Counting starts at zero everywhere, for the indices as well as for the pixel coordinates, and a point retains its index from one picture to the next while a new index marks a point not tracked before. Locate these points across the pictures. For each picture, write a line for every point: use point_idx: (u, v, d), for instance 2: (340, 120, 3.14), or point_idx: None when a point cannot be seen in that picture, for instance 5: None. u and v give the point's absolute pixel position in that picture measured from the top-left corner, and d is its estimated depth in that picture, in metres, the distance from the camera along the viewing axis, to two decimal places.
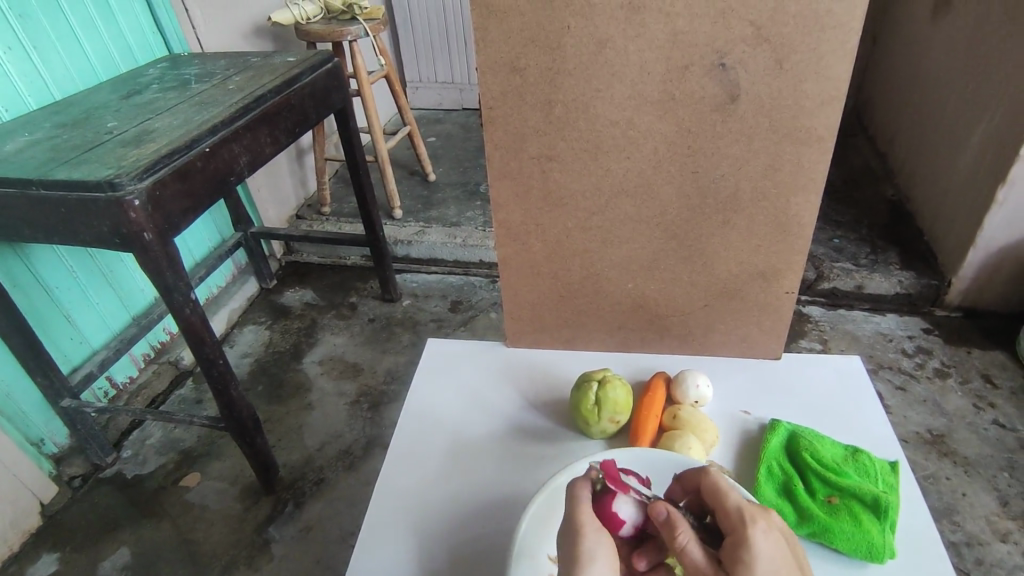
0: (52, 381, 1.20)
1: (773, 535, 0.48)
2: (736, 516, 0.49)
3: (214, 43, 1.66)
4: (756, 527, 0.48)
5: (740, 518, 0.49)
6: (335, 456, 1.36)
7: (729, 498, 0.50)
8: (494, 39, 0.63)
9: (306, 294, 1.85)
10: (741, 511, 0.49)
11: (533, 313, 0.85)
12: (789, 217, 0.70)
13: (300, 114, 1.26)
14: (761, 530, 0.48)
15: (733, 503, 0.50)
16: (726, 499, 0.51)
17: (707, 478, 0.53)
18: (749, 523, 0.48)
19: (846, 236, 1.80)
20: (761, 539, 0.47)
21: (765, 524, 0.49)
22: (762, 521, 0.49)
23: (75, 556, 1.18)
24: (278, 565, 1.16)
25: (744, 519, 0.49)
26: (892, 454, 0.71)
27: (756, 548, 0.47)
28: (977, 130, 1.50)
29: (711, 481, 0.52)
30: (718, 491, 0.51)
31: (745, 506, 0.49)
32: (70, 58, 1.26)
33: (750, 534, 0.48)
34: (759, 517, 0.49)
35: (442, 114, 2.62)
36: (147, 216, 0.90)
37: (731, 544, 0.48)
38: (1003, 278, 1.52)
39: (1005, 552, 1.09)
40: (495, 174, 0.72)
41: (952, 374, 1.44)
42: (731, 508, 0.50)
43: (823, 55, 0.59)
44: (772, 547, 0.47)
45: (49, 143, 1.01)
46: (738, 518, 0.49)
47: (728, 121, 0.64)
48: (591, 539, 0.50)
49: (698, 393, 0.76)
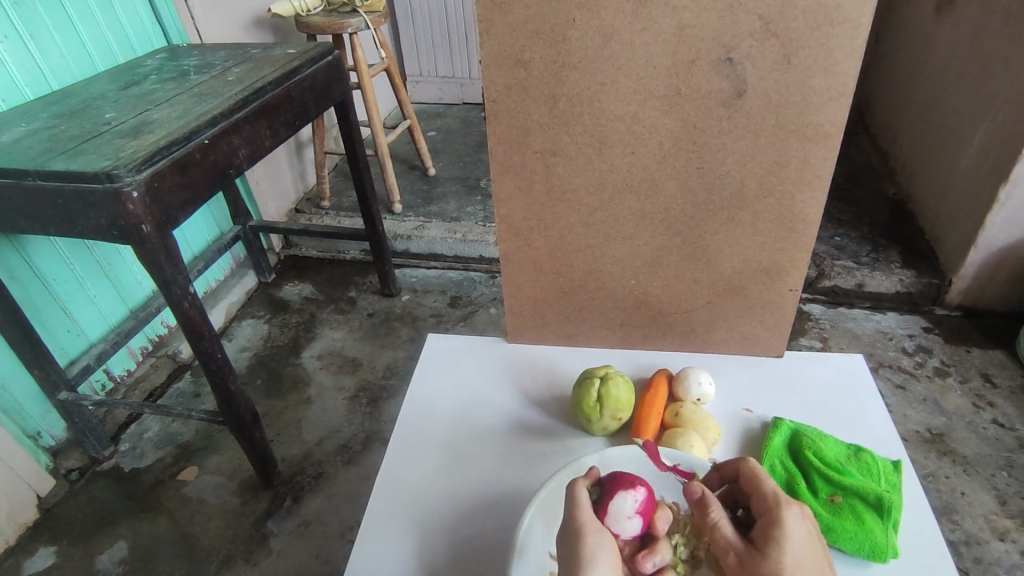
0: (49, 374, 1.20)
1: (805, 522, 0.52)
2: (772, 500, 0.52)
3: (214, 34, 1.64)
4: (790, 511, 0.51)
5: (776, 503, 0.52)
6: (334, 451, 1.35)
7: (766, 484, 0.54)
8: (499, 31, 0.62)
9: (305, 288, 1.84)
10: (776, 494, 0.53)
11: (535, 309, 0.84)
12: (794, 214, 0.69)
13: (300, 106, 1.25)
14: (794, 514, 0.51)
15: (770, 487, 0.53)
16: (762, 485, 0.54)
17: (744, 464, 0.56)
18: (783, 507, 0.52)
19: (847, 234, 1.80)
20: (794, 522, 0.51)
21: (798, 508, 0.52)
22: (795, 506, 0.52)
23: (71, 550, 1.18)
24: (276, 560, 1.16)
25: (780, 503, 0.52)
26: (894, 453, 0.70)
27: (790, 529, 0.50)
28: (980, 128, 1.50)
29: (749, 468, 0.55)
30: (754, 476, 0.55)
31: (780, 492, 0.53)
32: (68, 48, 1.25)
33: (784, 517, 0.51)
34: (793, 503, 0.52)
35: (442, 108, 2.61)
36: (145, 208, 0.89)
37: (765, 526, 0.51)
38: (1004, 277, 1.52)
39: (1003, 551, 1.09)
40: (498, 169, 0.71)
41: (952, 373, 1.44)
42: (767, 493, 0.53)
43: (831, 50, 0.58)
44: (802, 530, 0.51)
45: (46, 133, 1.00)
46: (774, 502, 0.52)
47: (734, 117, 0.64)
48: (592, 540, 0.51)
49: (700, 391, 0.75)
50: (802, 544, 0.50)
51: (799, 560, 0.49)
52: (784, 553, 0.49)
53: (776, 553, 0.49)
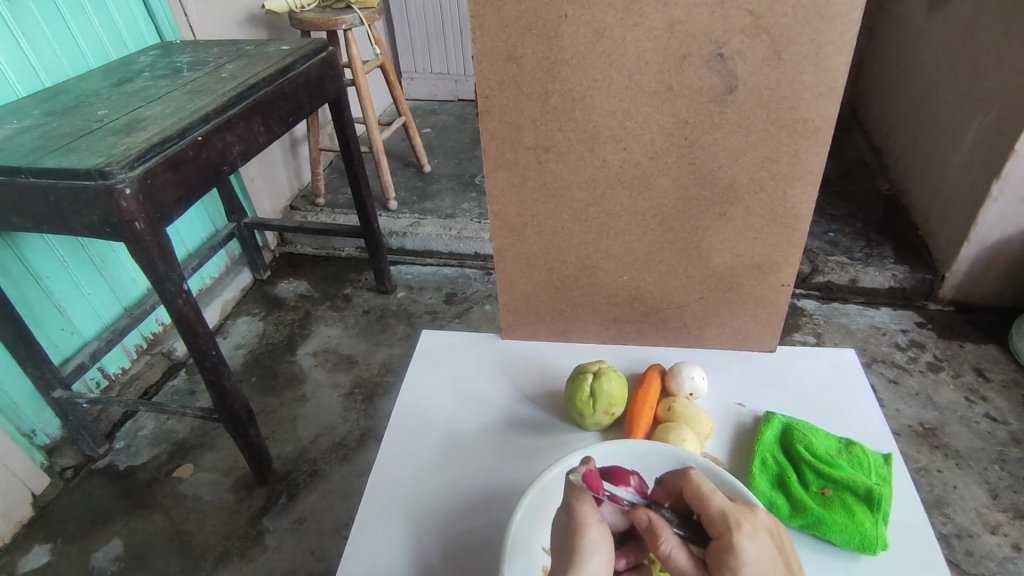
0: (43, 372, 1.19)
1: (760, 539, 0.48)
2: (722, 522, 0.49)
3: (207, 30, 1.64)
4: (742, 533, 0.47)
5: (730, 522, 0.48)
6: (329, 448, 1.36)
7: (712, 502, 0.50)
8: (490, 27, 0.62)
9: (300, 285, 1.84)
10: (727, 515, 0.49)
11: (528, 304, 0.84)
12: (786, 209, 0.70)
13: (294, 103, 1.25)
14: (748, 535, 0.48)
15: (716, 507, 0.49)
16: (709, 503, 0.50)
17: (688, 482, 0.52)
18: (737, 529, 0.48)
19: (840, 230, 1.81)
20: (748, 545, 0.47)
21: (750, 527, 0.48)
22: (748, 525, 0.48)
23: (67, 547, 1.18)
24: (271, 557, 1.16)
25: (730, 523, 0.48)
26: (885, 447, 0.71)
27: (744, 556, 0.46)
28: (972, 124, 1.51)
29: (693, 487, 0.51)
30: (701, 495, 0.51)
31: (730, 510, 0.49)
32: (60, 45, 1.24)
33: (738, 540, 0.47)
34: (744, 522, 0.48)
35: (437, 105, 2.61)
36: (138, 205, 0.89)
37: (718, 550, 0.48)
38: (997, 273, 1.53)
39: (994, 544, 1.10)
40: (491, 165, 0.71)
41: (944, 367, 1.45)
42: (715, 514, 0.49)
43: (821, 45, 0.59)
44: (759, 552, 0.47)
45: (39, 130, 1.00)
46: (725, 524, 0.48)
47: (726, 113, 0.64)
48: (594, 530, 0.49)
49: (693, 386, 0.75)
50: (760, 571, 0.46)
51: None
52: None
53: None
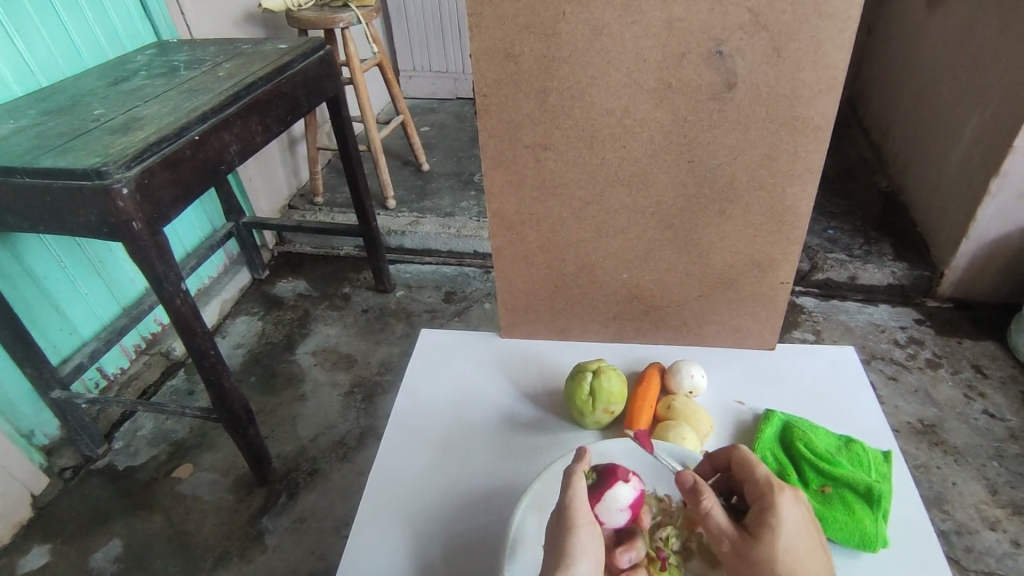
0: (41, 372, 1.19)
1: (798, 506, 0.52)
2: (764, 486, 0.53)
3: (204, 29, 1.63)
4: (784, 496, 0.51)
5: (772, 487, 0.52)
6: (329, 447, 1.36)
7: (757, 470, 0.54)
8: (489, 25, 0.62)
9: (299, 285, 1.84)
10: (771, 480, 0.53)
11: (527, 303, 0.84)
12: (785, 207, 0.69)
13: (291, 102, 1.24)
14: (789, 500, 0.52)
15: (761, 474, 0.54)
16: (754, 470, 0.54)
17: (735, 452, 0.56)
18: (779, 492, 0.52)
19: (840, 227, 1.81)
20: (788, 509, 0.51)
21: (792, 493, 0.52)
22: (789, 490, 0.52)
23: (66, 548, 1.18)
24: (271, 556, 1.16)
25: (773, 487, 0.52)
26: (885, 444, 0.71)
27: (784, 516, 0.50)
28: (970, 121, 1.51)
29: (740, 455, 0.56)
30: (747, 463, 0.55)
31: (774, 477, 0.53)
32: (56, 44, 1.24)
33: (779, 502, 0.51)
34: (787, 488, 0.52)
35: (435, 104, 2.60)
36: (136, 205, 0.89)
37: (758, 510, 0.51)
38: (995, 269, 1.53)
39: (994, 540, 1.10)
40: (490, 164, 0.71)
41: (943, 364, 1.45)
42: (759, 479, 0.53)
43: (820, 42, 0.59)
44: (796, 516, 0.51)
45: (35, 130, 1.00)
46: (768, 487, 0.52)
47: (725, 110, 0.64)
48: (582, 534, 0.50)
49: (692, 383, 0.75)
50: (794, 532, 0.50)
51: (790, 544, 0.49)
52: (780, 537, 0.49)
53: (770, 539, 0.49)
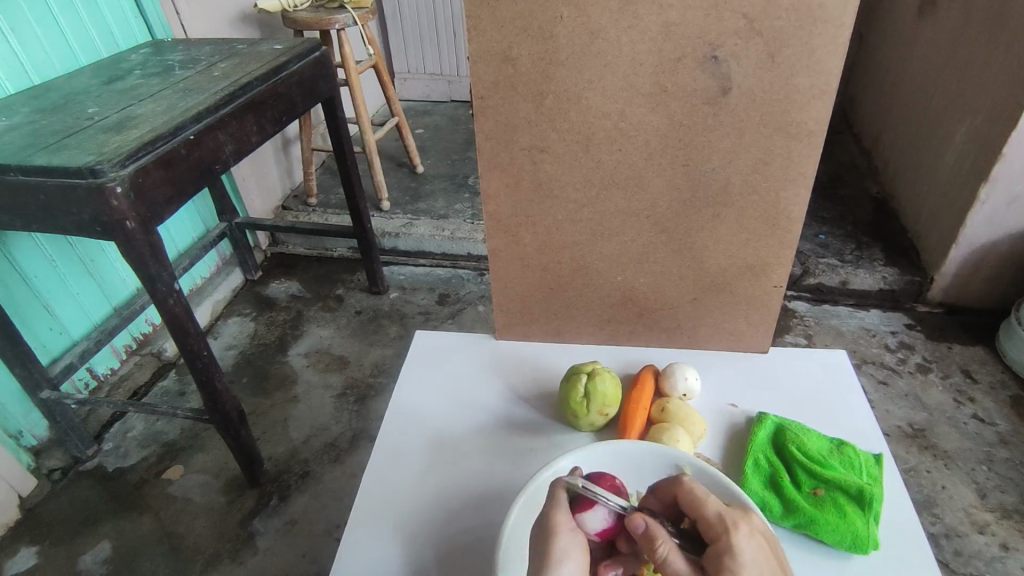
0: (31, 372, 1.18)
1: (754, 539, 0.49)
2: (719, 524, 0.49)
3: (199, 28, 1.63)
4: (739, 532, 0.48)
5: (726, 523, 0.49)
6: (321, 449, 1.35)
7: (710, 505, 0.50)
8: (485, 28, 0.62)
9: (292, 286, 1.83)
10: (724, 517, 0.49)
11: (523, 305, 0.84)
12: (779, 211, 0.70)
13: (287, 102, 1.24)
14: (745, 537, 0.48)
15: (712, 510, 0.50)
16: (704, 509, 0.50)
17: (681, 488, 0.52)
18: (734, 528, 0.48)
19: (831, 233, 1.82)
20: (745, 543, 0.48)
21: (748, 526, 0.49)
22: (743, 523, 0.49)
23: (54, 551, 1.16)
24: (262, 558, 1.15)
25: (728, 524, 0.49)
26: (876, 447, 0.71)
27: (743, 554, 0.47)
28: (960, 128, 1.52)
29: (688, 492, 0.51)
30: (696, 497, 0.51)
31: (725, 512, 0.49)
32: (49, 41, 1.23)
33: (734, 540, 0.48)
34: (741, 522, 0.49)
35: (430, 106, 2.61)
36: (129, 204, 0.88)
37: (717, 552, 0.48)
38: (984, 275, 1.54)
39: (983, 544, 1.11)
40: (485, 165, 0.71)
41: (933, 369, 1.46)
42: (711, 516, 0.49)
43: (814, 49, 0.59)
44: (754, 555, 0.47)
45: (29, 128, 0.99)
46: (721, 526, 0.49)
47: (720, 115, 0.64)
48: (564, 540, 0.51)
49: (686, 386, 0.76)
50: (757, 572, 0.46)
51: None
52: None
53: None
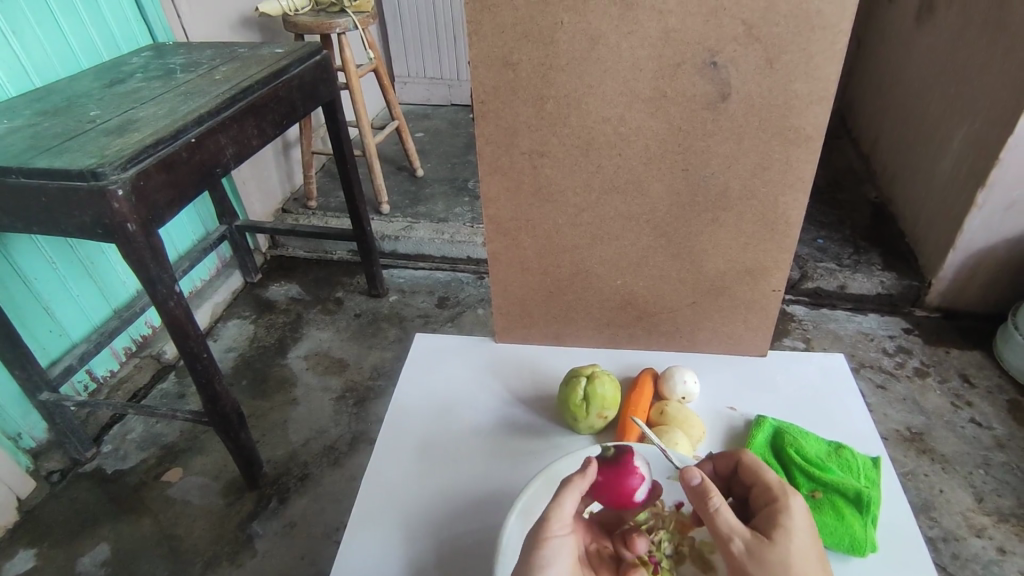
0: (30, 374, 1.18)
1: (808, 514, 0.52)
2: (778, 489, 0.53)
3: (200, 31, 1.63)
4: (796, 500, 0.52)
5: (783, 491, 0.53)
6: (320, 452, 1.35)
7: (769, 474, 0.55)
8: (487, 33, 0.63)
9: (292, 288, 1.83)
10: (782, 485, 0.54)
11: (522, 308, 0.85)
12: (778, 215, 0.70)
13: (288, 106, 1.24)
14: (801, 506, 0.52)
15: (773, 479, 0.54)
16: (765, 476, 0.55)
17: (746, 457, 0.57)
18: (791, 496, 0.52)
19: (829, 237, 1.83)
20: (800, 512, 0.52)
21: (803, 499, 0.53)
22: (800, 497, 0.53)
23: (52, 552, 1.16)
24: (261, 561, 1.15)
25: (786, 491, 0.53)
26: (873, 450, 0.72)
27: (796, 518, 0.51)
28: (957, 134, 1.53)
29: (752, 462, 0.56)
30: (759, 468, 0.56)
31: (785, 483, 0.54)
32: (51, 44, 1.23)
33: (791, 504, 0.52)
34: (798, 494, 0.53)
35: (430, 110, 2.61)
36: (131, 206, 0.89)
37: (771, 512, 0.52)
38: (981, 280, 1.55)
39: (980, 547, 1.11)
40: (486, 169, 0.72)
41: (931, 373, 1.46)
42: (771, 483, 0.54)
43: (812, 55, 0.60)
44: (807, 525, 0.51)
45: (30, 130, 0.99)
46: (779, 491, 0.53)
47: (719, 120, 0.65)
48: (552, 544, 0.51)
49: (685, 389, 0.76)
50: (808, 537, 0.50)
51: (803, 546, 0.49)
52: (792, 540, 0.49)
53: (784, 541, 0.49)
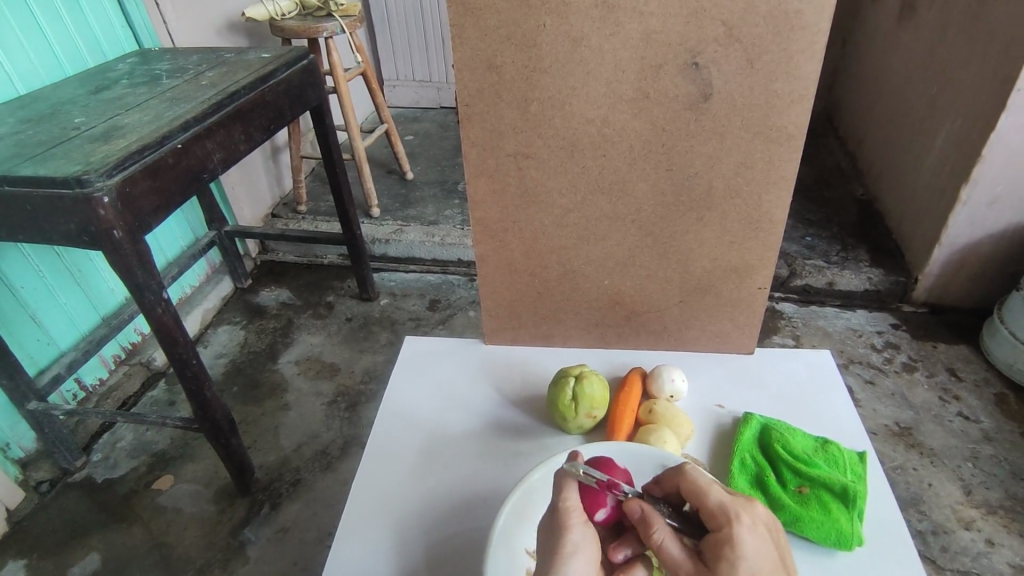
0: (18, 383, 1.17)
1: (757, 528, 0.52)
2: (720, 514, 0.52)
3: (185, 35, 1.63)
4: (741, 525, 0.51)
5: (726, 516, 0.52)
6: (312, 457, 1.35)
7: (711, 495, 0.53)
8: (470, 36, 0.63)
9: (282, 294, 1.83)
10: (724, 508, 0.52)
11: (511, 310, 0.85)
12: (761, 214, 0.71)
13: (275, 111, 1.24)
14: (746, 528, 0.51)
15: (713, 502, 0.53)
16: (706, 498, 0.53)
17: (685, 477, 0.55)
18: (734, 522, 0.51)
19: (817, 234, 1.84)
20: (747, 537, 0.51)
21: (747, 519, 0.52)
22: (745, 516, 0.52)
23: (42, 563, 1.15)
24: (253, 567, 1.15)
25: (730, 515, 0.52)
26: (860, 445, 0.72)
27: (742, 547, 0.50)
28: (941, 131, 1.55)
29: (690, 482, 0.55)
30: (698, 490, 0.54)
31: (728, 503, 0.52)
32: (34, 50, 1.22)
33: (736, 531, 0.51)
34: (743, 515, 0.52)
35: (418, 113, 2.62)
36: (116, 213, 0.88)
37: (716, 542, 0.51)
38: (967, 275, 1.56)
39: (969, 540, 1.12)
40: (471, 172, 0.72)
41: (919, 368, 1.48)
42: (713, 507, 0.53)
43: (792, 55, 0.60)
44: (754, 545, 0.51)
45: (14, 138, 0.99)
46: (723, 517, 0.52)
47: (701, 120, 0.65)
48: (575, 534, 0.52)
49: (673, 388, 0.77)
50: (754, 561, 0.50)
51: (750, 575, 0.49)
52: (737, 574, 0.49)
53: (728, 574, 0.49)
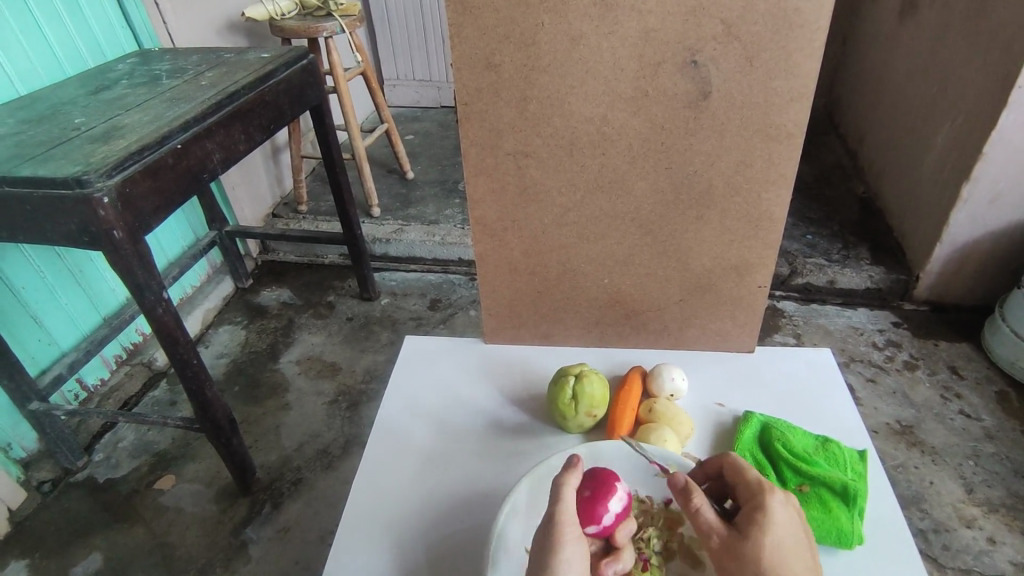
0: (19, 384, 1.17)
1: (789, 508, 0.53)
2: (756, 487, 0.54)
3: (185, 35, 1.63)
4: (774, 496, 0.52)
5: (761, 488, 0.53)
6: (313, 456, 1.35)
7: (750, 473, 0.55)
8: (468, 35, 0.63)
9: (283, 294, 1.83)
10: (762, 482, 0.54)
11: (511, 309, 0.85)
12: (761, 212, 0.71)
13: (274, 110, 1.24)
14: (780, 502, 0.52)
15: (752, 477, 0.55)
16: (744, 475, 0.55)
17: (726, 458, 0.57)
18: (769, 492, 0.53)
19: (818, 232, 1.84)
20: (780, 508, 0.52)
21: (782, 495, 0.53)
22: (781, 492, 0.53)
23: (44, 563, 1.16)
24: (254, 566, 1.15)
25: (765, 488, 0.53)
26: (860, 443, 0.72)
27: (773, 514, 0.51)
28: (942, 129, 1.55)
29: (732, 462, 0.57)
30: (739, 468, 0.56)
31: (765, 479, 0.54)
32: (34, 51, 1.22)
33: (770, 502, 0.52)
34: (778, 489, 0.53)
35: (419, 112, 2.62)
36: (116, 214, 0.89)
37: (750, 509, 0.52)
38: (968, 272, 1.56)
39: (971, 538, 1.12)
40: (470, 171, 0.72)
41: (920, 366, 1.48)
42: (751, 482, 0.54)
43: (791, 52, 0.60)
44: (788, 518, 0.52)
45: (14, 139, 0.99)
46: (758, 490, 0.53)
47: (700, 118, 0.65)
48: (568, 547, 0.51)
49: (673, 387, 0.76)
50: (786, 532, 0.51)
51: (781, 544, 0.50)
52: (767, 537, 0.50)
53: (758, 537, 0.50)
